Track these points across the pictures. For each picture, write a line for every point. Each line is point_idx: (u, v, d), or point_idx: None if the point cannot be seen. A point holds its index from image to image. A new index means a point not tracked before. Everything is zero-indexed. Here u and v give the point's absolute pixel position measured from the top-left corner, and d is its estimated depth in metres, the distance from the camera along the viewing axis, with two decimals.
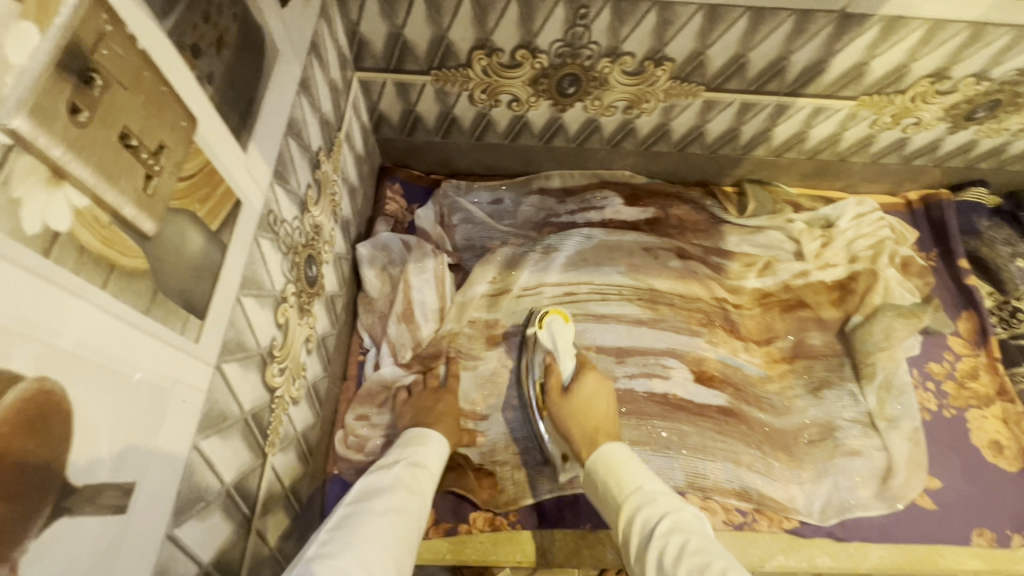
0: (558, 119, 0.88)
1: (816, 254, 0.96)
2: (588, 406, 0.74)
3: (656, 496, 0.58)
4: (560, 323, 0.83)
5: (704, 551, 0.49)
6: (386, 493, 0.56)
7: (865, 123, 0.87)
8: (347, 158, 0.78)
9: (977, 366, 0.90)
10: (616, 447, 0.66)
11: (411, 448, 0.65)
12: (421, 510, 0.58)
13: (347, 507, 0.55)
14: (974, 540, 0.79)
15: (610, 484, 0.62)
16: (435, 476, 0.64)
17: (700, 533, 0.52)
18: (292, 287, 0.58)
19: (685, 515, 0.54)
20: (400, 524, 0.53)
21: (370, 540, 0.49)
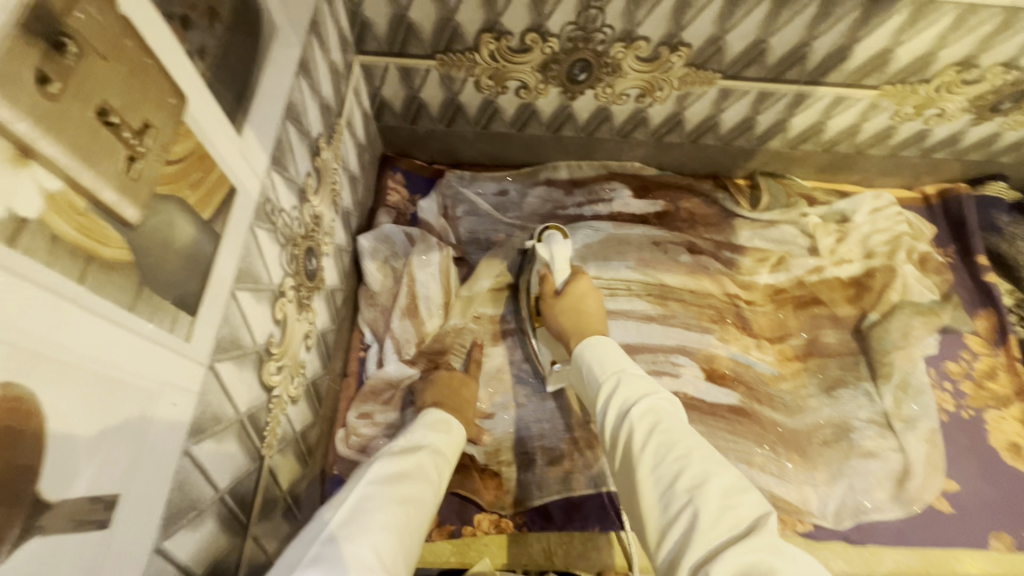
0: (568, 107, 0.85)
1: (831, 250, 0.94)
2: (581, 304, 0.71)
3: (631, 377, 0.54)
4: (558, 236, 0.81)
5: (672, 432, 0.46)
6: (408, 479, 0.51)
7: (886, 114, 0.84)
8: (348, 145, 0.74)
9: (995, 365, 0.88)
10: (602, 338, 0.63)
11: (432, 432, 0.60)
12: (437, 499, 0.53)
13: (364, 487, 0.49)
14: (992, 545, 0.77)
15: (591, 367, 0.59)
16: (453, 466, 0.59)
17: (674, 415, 0.49)
18: (291, 280, 0.55)
19: (660, 399, 0.51)
20: (418, 515, 0.48)
21: (386, 531, 0.44)
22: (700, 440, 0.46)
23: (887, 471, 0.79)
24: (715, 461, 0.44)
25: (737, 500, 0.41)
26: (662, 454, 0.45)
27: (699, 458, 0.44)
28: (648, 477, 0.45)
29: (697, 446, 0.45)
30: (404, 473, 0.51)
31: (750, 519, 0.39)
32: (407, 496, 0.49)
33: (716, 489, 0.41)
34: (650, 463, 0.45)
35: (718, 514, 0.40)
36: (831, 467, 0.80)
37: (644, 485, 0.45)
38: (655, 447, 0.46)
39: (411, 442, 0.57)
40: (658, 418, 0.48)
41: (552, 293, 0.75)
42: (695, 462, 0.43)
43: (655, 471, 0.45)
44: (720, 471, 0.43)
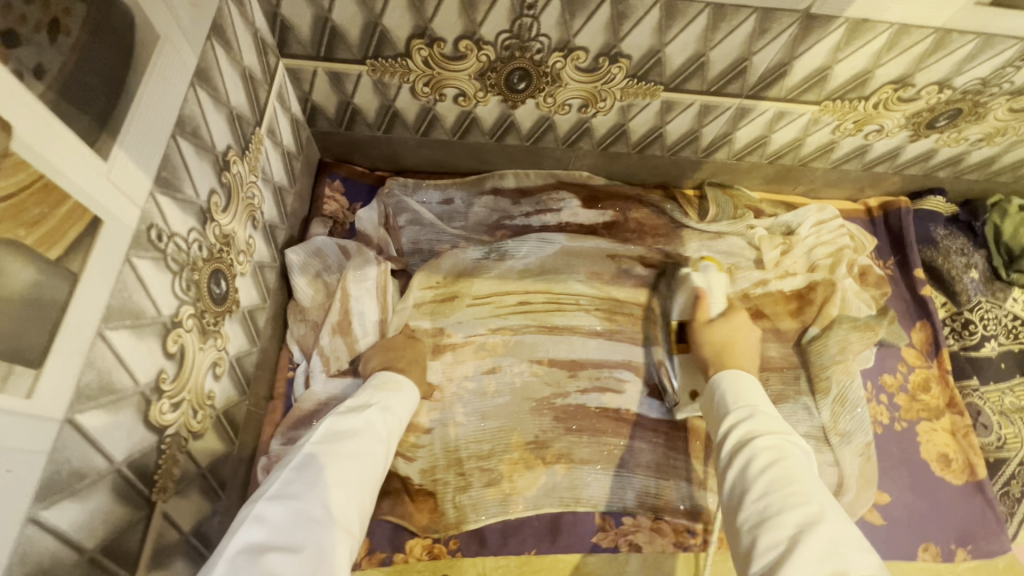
0: (509, 116, 0.81)
1: (775, 262, 0.94)
2: (729, 336, 0.79)
3: (765, 418, 0.61)
4: (713, 270, 0.88)
5: (794, 471, 0.53)
6: (359, 437, 0.54)
7: (828, 129, 0.84)
8: (271, 155, 0.69)
9: (928, 377, 0.90)
10: (738, 371, 0.70)
11: (384, 392, 0.62)
12: (386, 453, 0.56)
13: (313, 443, 0.51)
14: (920, 556, 0.79)
15: (729, 394, 0.66)
16: (404, 425, 0.61)
17: (801, 461, 0.55)
18: (190, 309, 0.51)
19: (791, 443, 0.57)
20: (367, 469, 0.52)
21: (336, 485, 0.48)
22: (820, 489, 0.52)
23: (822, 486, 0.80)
24: (831, 509, 0.50)
25: (844, 545, 0.46)
26: (778, 487, 0.52)
27: (816, 502, 0.50)
28: (756, 501, 0.52)
29: (819, 494, 0.51)
30: (352, 430, 0.54)
31: (857, 565, 0.44)
32: (358, 452, 0.52)
33: (825, 530, 0.47)
34: (764, 491, 0.52)
35: (824, 548, 0.46)
36: None
37: (753, 505, 0.52)
38: (772, 476, 0.53)
39: (362, 401, 0.59)
40: (782, 456, 0.54)
41: (705, 318, 0.83)
42: (812, 503, 0.49)
43: (764, 499, 0.52)
44: (834, 518, 0.48)
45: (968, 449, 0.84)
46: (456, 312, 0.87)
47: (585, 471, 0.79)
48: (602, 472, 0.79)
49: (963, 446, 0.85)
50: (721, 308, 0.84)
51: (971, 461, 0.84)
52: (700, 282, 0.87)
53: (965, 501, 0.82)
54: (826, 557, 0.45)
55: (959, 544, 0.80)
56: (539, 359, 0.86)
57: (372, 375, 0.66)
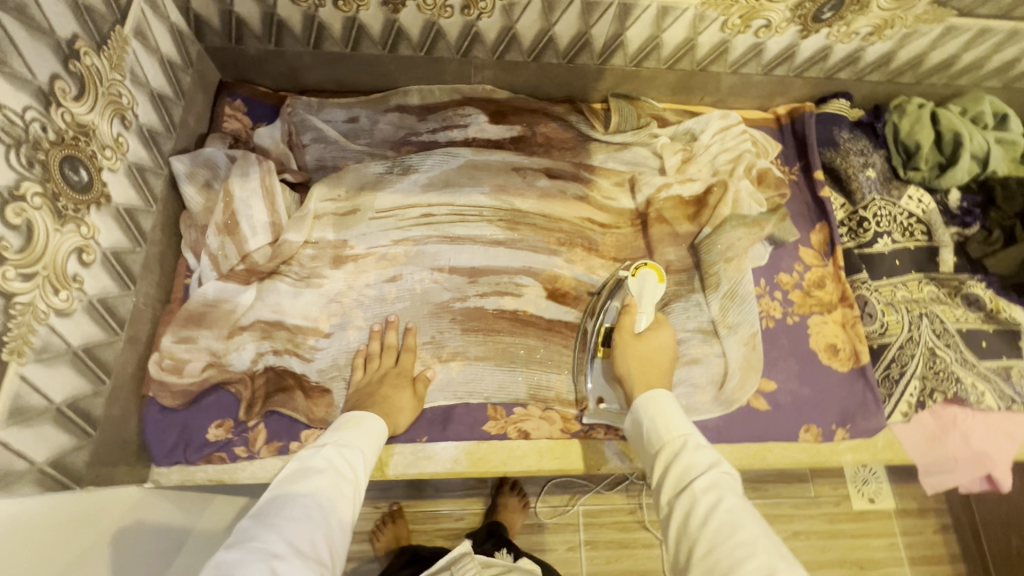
0: (394, 22, 0.82)
1: (678, 169, 0.96)
2: (654, 355, 0.76)
3: (696, 447, 0.58)
4: (652, 278, 0.84)
5: (735, 517, 0.50)
6: (317, 473, 0.58)
7: (715, 26, 0.85)
8: (143, 58, 0.70)
9: (824, 275, 0.92)
10: (659, 390, 0.67)
11: (343, 431, 0.66)
12: (352, 483, 0.60)
13: (276, 488, 0.56)
14: (802, 436, 0.84)
15: (657, 426, 0.62)
16: (370, 459, 0.65)
17: (738, 495, 0.52)
18: (34, 186, 0.53)
19: (726, 473, 0.54)
20: (330, 499, 0.56)
21: (294, 519, 0.52)
22: (766, 529, 0.50)
23: (709, 375, 0.84)
24: (778, 553, 0.47)
25: None
26: (724, 538, 0.49)
27: (764, 548, 0.48)
28: (706, 555, 0.49)
29: (761, 538, 0.49)
30: (311, 470, 0.58)
31: None
32: (316, 485, 0.56)
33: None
34: (710, 543, 0.49)
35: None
36: None
37: (702, 562, 0.49)
38: (718, 524, 0.50)
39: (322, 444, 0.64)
40: (721, 499, 0.51)
41: (631, 331, 0.79)
42: (761, 552, 0.47)
43: (712, 553, 0.49)
44: (785, 562, 0.46)
45: (854, 338, 0.88)
46: (358, 224, 0.88)
47: (479, 366, 0.83)
48: (495, 368, 0.83)
49: (851, 336, 0.89)
50: (648, 323, 0.82)
51: (856, 349, 0.87)
52: (634, 290, 0.84)
53: (848, 385, 0.86)
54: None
55: (840, 425, 0.84)
56: (440, 268, 0.88)
57: (337, 419, 0.71)
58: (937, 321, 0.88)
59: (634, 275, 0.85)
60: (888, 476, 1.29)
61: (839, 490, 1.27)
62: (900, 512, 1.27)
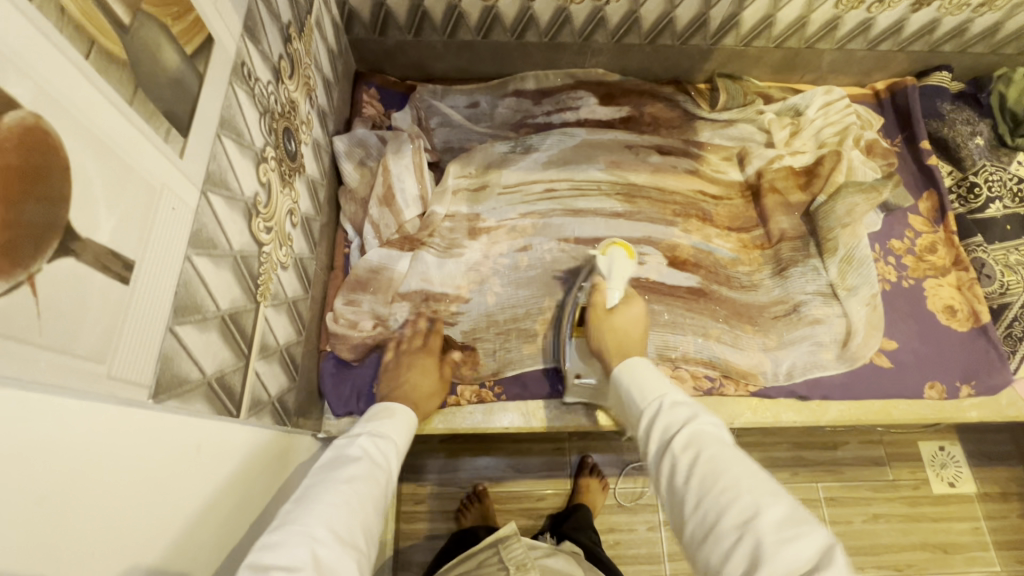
0: (529, 8, 0.89)
1: (785, 142, 1.00)
2: (624, 328, 0.77)
3: (673, 404, 0.57)
4: (621, 257, 0.84)
5: (720, 466, 0.49)
6: (353, 461, 0.56)
7: (831, 3, 0.89)
8: (320, 47, 0.78)
9: (935, 241, 0.95)
10: (638, 359, 0.66)
11: (378, 417, 0.65)
12: (386, 473, 0.58)
13: (310, 478, 0.54)
14: (926, 393, 0.86)
15: (632, 390, 0.61)
16: (403, 448, 0.63)
17: (719, 443, 0.51)
18: (272, 151, 0.60)
19: (704, 423, 0.53)
20: (367, 486, 0.54)
21: (332, 507, 0.50)
22: (754, 469, 0.49)
23: (832, 334, 0.88)
24: (765, 490, 0.47)
25: (793, 529, 0.43)
26: (710, 488, 0.48)
27: (748, 488, 0.46)
28: (695, 510, 0.48)
29: (747, 478, 0.48)
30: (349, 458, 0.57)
31: (812, 548, 0.42)
32: (353, 474, 0.54)
33: (771, 520, 0.44)
34: (697, 497, 0.49)
35: (775, 544, 0.42)
36: (777, 335, 0.89)
37: (694, 516, 0.48)
38: (701, 477, 0.49)
39: (355, 430, 0.62)
40: (702, 451, 0.50)
41: (602, 309, 0.80)
42: (744, 493, 0.46)
43: (700, 507, 0.48)
44: (771, 499, 0.45)
45: (973, 299, 0.90)
46: (488, 199, 0.95)
47: None
48: None
49: (968, 297, 0.91)
50: (620, 296, 0.82)
51: (975, 309, 0.90)
52: (604, 269, 0.84)
53: (969, 344, 0.88)
54: (781, 555, 0.42)
55: (964, 381, 0.86)
56: (566, 238, 0.93)
57: (368, 410, 0.69)
58: None
59: (604, 253, 0.85)
60: (968, 459, 1.29)
61: (918, 474, 1.28)
62: (982, 496, 1.27)
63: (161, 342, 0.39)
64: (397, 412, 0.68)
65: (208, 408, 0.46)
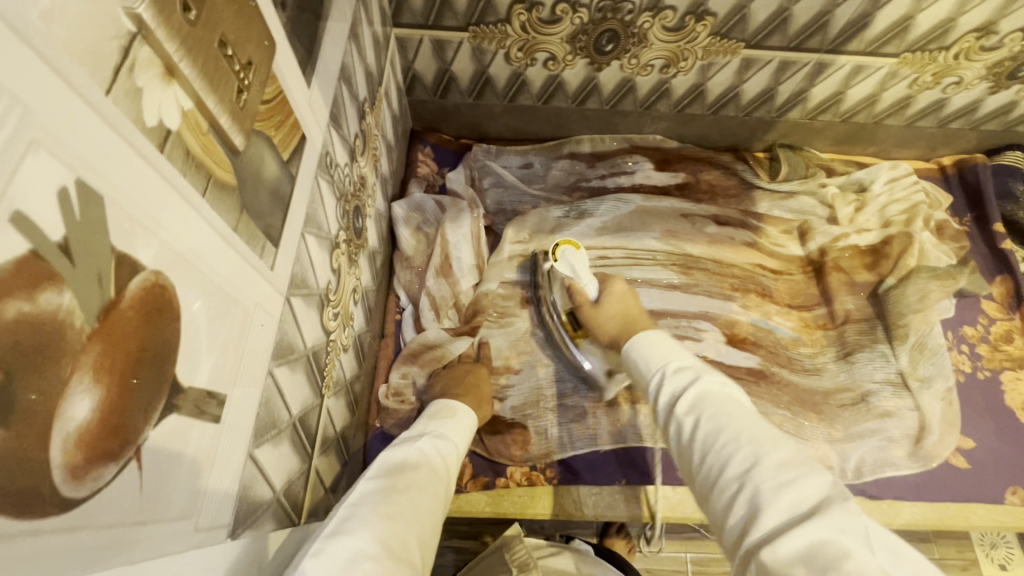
0: (593, 78, 0.87)
1: (850, 218, 0.96)
2: (620, 307, 0.76)
3: (675, 368, 0.52)
4: (572, 252, 0.82)
5: (722, 419, 0.44)
6: (414, 467, 0.49)
7: (905, 83, 0.87)
8: (386, 117, 0.78)
9: (1011, 329, 0.90)
10: (657, 330, 0.60)
11: (438, 420, 0.60)
12: (445, 481, 0.52)
13: (368, 480, 0.47)
14: (1007, 499, 0.80)
15: (641, 354, 0.57)
16: (461, 456, 0.57)
17: (725, 399, 0.46)
18: (343, 234, 0.58)
19: (708, 383, 0.49)
20: (426, 498, 0.47)
21: (389, 518, 0.42)
22: (759, 422, 0.44)
23: (904, 430, 0.82)
24: (767, 438, 0.41)
25: (794, 474, 0.38)
26: (713, 441, 0.43)
27: (751, 438, 0.41)
28: (702, 462, 0.43)
29: (749, 429, 0.42)
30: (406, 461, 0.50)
31: (816, 493, 0.36)
32: (415, 482, 0.47)
33: (773, 469, 0.39)
34: (703, 449, 0.43)
35: (776, 493, 0.37)
36: (842, 426, 0.84)
37: (701, 469, 0.43)
38: (703, 434, 0.44)
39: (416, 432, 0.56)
40: (705, 406, 0.46)
41: (588, 302, 0.78)
42: (746, 444, 0.41)
43: (707, 458, 0.43)
44: (774, 446, 0.40)
45: None
46: None
47: None
48: None
49: None
50: (599, 287, 0.80)
51: None
52: (568, 270, 0.81)
53: None
54: (782, 502, 0.36)
55: None
56: None
57: (427, 407, 0.66)
58: None
59: (557, 258, 0.82)
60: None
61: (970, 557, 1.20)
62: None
63: (242, 469, 0.37)
64: (459, 418, 0.64)
65: (276, 526, 0.44)
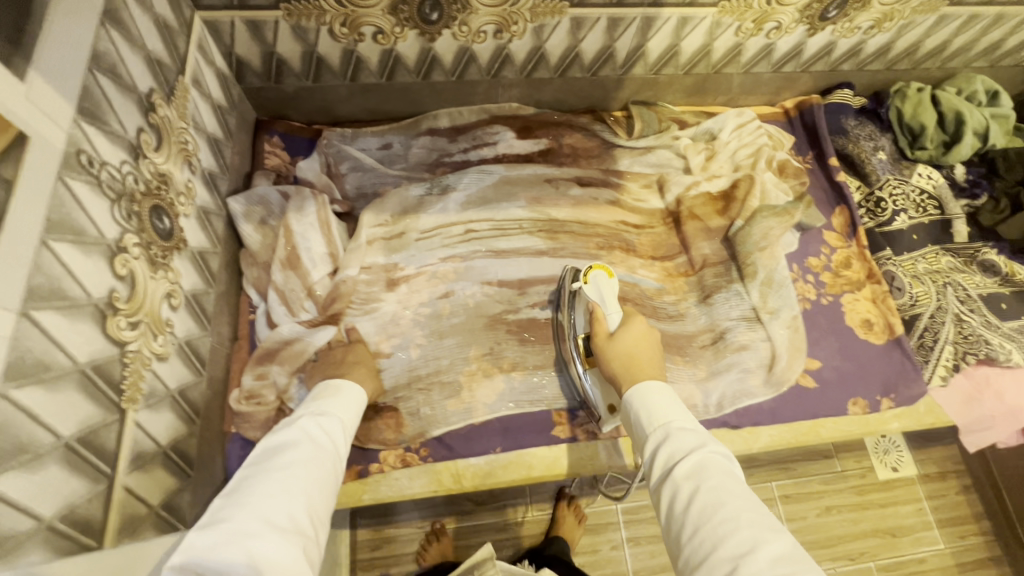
0: (430, 50, 0.85)
1: (702, 167, 1.01)
2: (632, 349, 0.71)
3: (678, 430, 0.57)
4: (603, 278, 0.81)
5: (721, 498, 0.50)
6: (291, 447, 0.53)
7: (731, 31, 0.90)
8: (201, 105, 0.72)
9: (849, 255, 0.98)
10: (656, 383, 0.64)
11: (322, 398, 0.63)
12: (332, 453, 0.56)
13: (245, 468, 0.51)
14: (851, 409, 0.88)
15: (641, 411, 0.61)
16: (349, 424, 0.61)
17: (724, 473, 0.52)
18: (133, 237, 0.54)
19: (711, 454, 0.54)
20: (309, 469, 0.51)
21: (266, 497, 0.47)
22: (756, 502, 0.51)
23: (757, 359, 0.88)
24: (766, 527, 0.48)
25: (788, 568, 0.44)
26: (709, 519, 0.49)
27: (749, 523, 0.48)
28: (692, 537, 0.49)
29: (751, 514, 0.49)
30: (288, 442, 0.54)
31: None
32: (292, 459, 0.52)
33: (765, 558, 0.45)
34: (697, 525, 0.49)
35: None
36: (705, 365, 0.88)
37: (688, 544, 0.49)
38: (701, 508, 0.50)
39: (298, 413, 0.59)
40: (706, 481, 0.51)
41: (604, 335, 0.75)
42: (745, 528, 0.47)
43: (698, 534, 0.49)
44: (773, 537, 0.47)
45: (887, 312, 0.93)
46: (406, 246, 0.91)
47: (539, 374, 0.86)
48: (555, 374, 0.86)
49: (883, 310, 0.93)
50: (619, 321, 0.77)
51: (890, 322, 0.92)
52: (594, 296, 0.80)
53: (884, 357, 0.91)
54: None
55: (884, 394, 0.89)
56: (489, 282, 0.91)
57: (314, 390, 0.67)
58: (960, 289, 0.93)
59: (587, 280, 0.82)
60: (908, 444, 1.37)
61: (863, 462, 1.34)
62: (924, 478, 1.35)
63: None
64: (346, 392, 0.65)
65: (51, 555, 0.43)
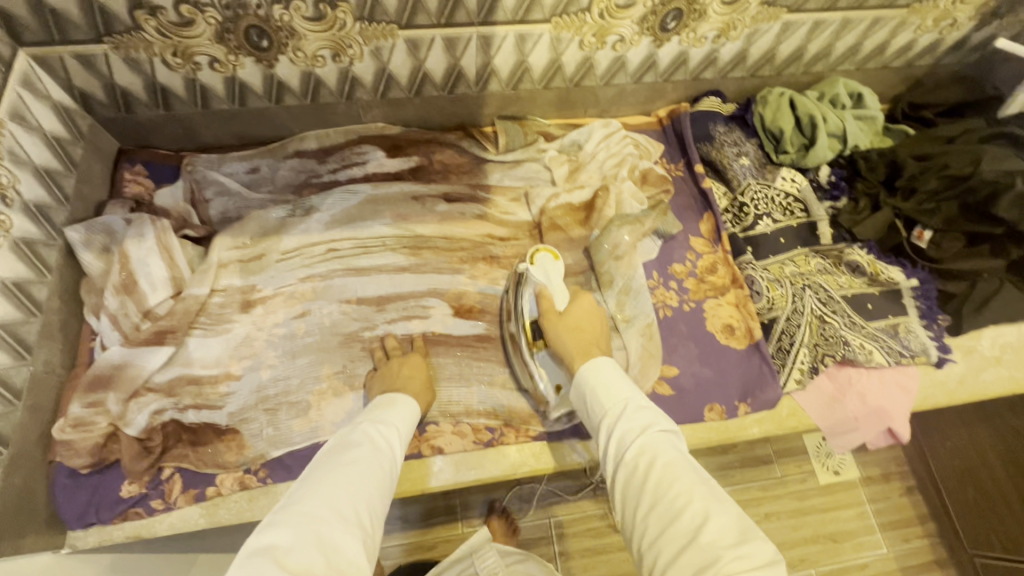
0: (273, 75, 0.87)
1: (567, 178, 1.02)
2: (581, 322, 0.81)
3: (633, 411, 0.61)
4: (550, 259, 0.90)
5: (674, 471, 0.53)
6: (355, 447, 0.59)
7: (574, 45, 0.91)
8: (23, 137, 0.74)
9: (715, 261, 0.98)
10: (604, 361, 0.69)
11: (379, 408, 0.69)
12: (389, 454, 0.61)
13: (319, 463, 0.57)
14: (707, 416, 0.88)
15: (597, 392, 0.65)
16: (404, 433, 0.66)
17: (673, 451, 0.55)
18: None
19: (657, 434, 0.57)
20: (367, 466, 0.57)
21: (332, 489, 0.52)
22: (701, 476, 0.53)
23: None
24: (713, 497, 0.51)
25: (729, 536, 0.47)
26: (663, 495, 0.52)
27: (700, 496, 0.50)
28: (649, 510, 0.52)
29: (700, 487, 0.51)
30: (350, 443, 0.60)
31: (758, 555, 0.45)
32: (356, 457, 0.57)
33: (716, 527, 0.48)
34: (653, 500, 0.52)
35: (725, 550, 0.46)
36: None
37: (643, 520, 0.52)
38: (655, 484, 0.53)
39: (357, 421, 0.65)
40: (659, 457, 0.54)
41: (553, 311, 0.83)
42: (697, 500, 0.50)
43: (654, 508, 0.52)
44: (720, 508, 0.49)
45: (747, 316, 0.93)
46: (266, 267, 0.91)
47: None
48: None
49: (744, 315, 0.94)
50: (568, 299, 0.86)
51: (749, 327, 0.92)
52: (542, 277, 0.87)
53: (742, 362, 0.90)
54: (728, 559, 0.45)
55: (741, 400, 0.88)
56: (348, 300, 0.91)
57: (374, 400, 0.73)
58: (820, 291, 0.93)
59: (534, 262, 0.89)
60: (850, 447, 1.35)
61: (804, 466, 1.33)
62: (865, 480, 1.33)
63: None
64: (398, 405, 0.70)
65: None
